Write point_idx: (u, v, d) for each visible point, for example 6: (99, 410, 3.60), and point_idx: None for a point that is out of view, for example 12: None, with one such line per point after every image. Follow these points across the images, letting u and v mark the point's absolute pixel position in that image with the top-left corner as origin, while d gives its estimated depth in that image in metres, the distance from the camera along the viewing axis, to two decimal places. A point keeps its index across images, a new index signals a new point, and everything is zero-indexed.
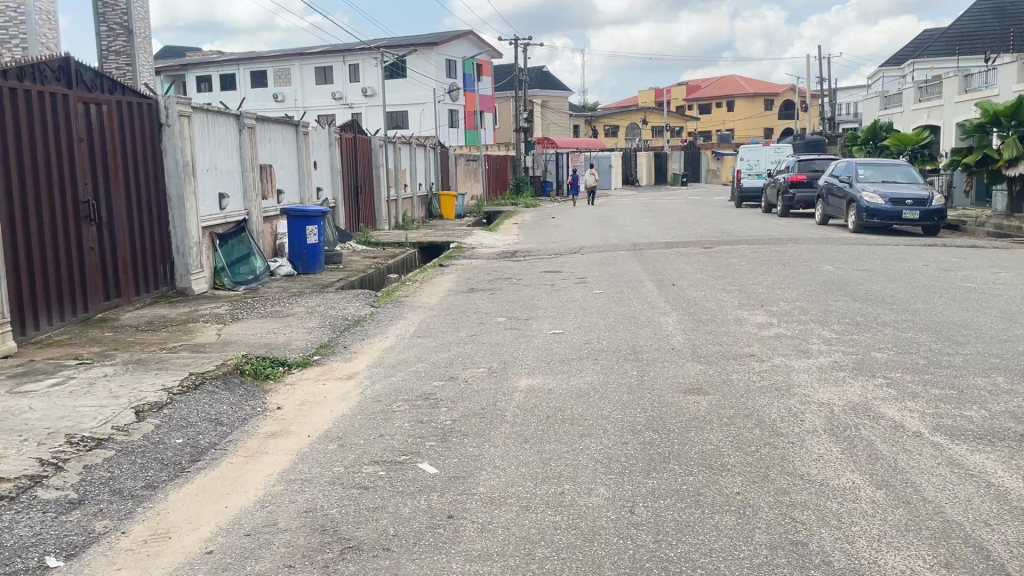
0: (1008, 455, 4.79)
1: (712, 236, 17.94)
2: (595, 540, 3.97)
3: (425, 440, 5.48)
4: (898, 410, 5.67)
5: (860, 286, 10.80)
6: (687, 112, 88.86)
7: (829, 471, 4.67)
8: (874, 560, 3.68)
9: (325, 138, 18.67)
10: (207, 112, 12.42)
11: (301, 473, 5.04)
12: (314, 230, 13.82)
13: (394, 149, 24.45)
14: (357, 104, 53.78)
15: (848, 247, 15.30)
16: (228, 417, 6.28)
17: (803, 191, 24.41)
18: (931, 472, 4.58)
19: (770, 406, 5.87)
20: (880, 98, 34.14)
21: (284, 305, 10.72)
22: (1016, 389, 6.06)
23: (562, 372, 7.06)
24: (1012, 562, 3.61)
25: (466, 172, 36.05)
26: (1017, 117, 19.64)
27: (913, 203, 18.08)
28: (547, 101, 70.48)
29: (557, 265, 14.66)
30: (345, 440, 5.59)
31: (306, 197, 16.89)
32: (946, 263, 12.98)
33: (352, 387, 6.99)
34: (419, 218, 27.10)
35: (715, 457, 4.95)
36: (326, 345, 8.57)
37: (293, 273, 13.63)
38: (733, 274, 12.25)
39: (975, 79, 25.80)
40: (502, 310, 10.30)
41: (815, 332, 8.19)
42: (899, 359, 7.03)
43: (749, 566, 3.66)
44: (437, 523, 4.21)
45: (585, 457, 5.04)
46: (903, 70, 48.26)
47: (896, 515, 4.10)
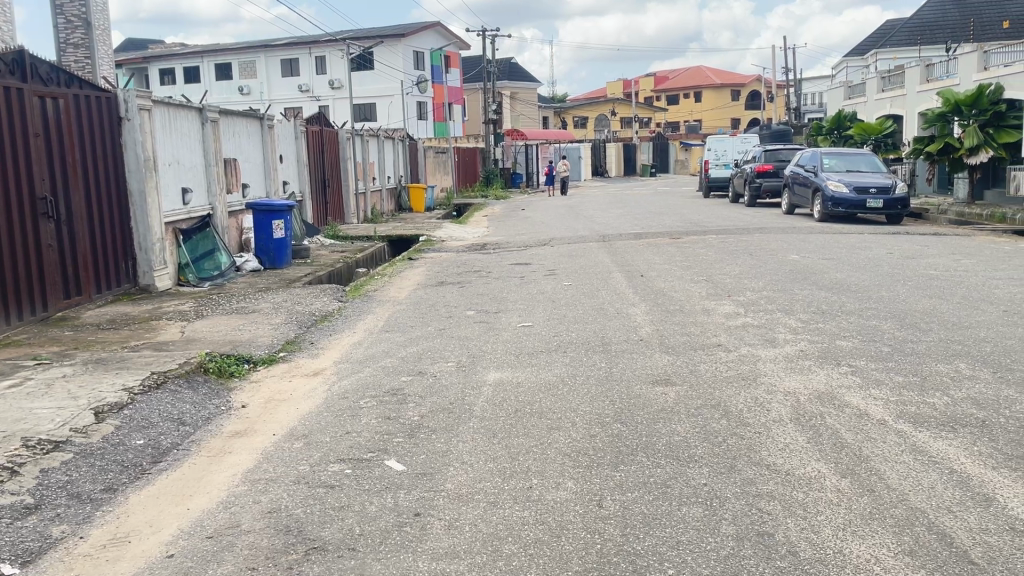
0: (970, 442, 4.85)
1: (680, 228, 18.00)
2: (563, 535, 3.94)
3: (393, 436, 5.43)
4: (863, 398, 5.72)
5: (825, 276, 10.87)
6: (656, 103, 89.34)
7: (795, 461, 4.69)
8: (838, 550, 3.69)
9: (291, 131, 18.45)
10: (169, 106, 12.19)
11: (265, 472, 4.96)
12: (280, 224, 13.64)
13: (362, 142, 24.19)
14: (324, 96, 53.45)
15: (813, 236, 15.44)
16: (192, 416, 6.17)
17: (769, 180, 24.60)
18: (895, 460, 4.63)
19: (736, 397, 5.90)
20: (844, 88, 34.52)
21: (250, 301, 10.56)
22: (978, 374, 6.17)
23: (531, 366, 7.02)
24: (975, 549, 3.65)
25: (434, 165, 35.81)
26: (978, 107, 19.93)
27: (876, 192, 18.30)
28: (516, 93, 70.57)
29: (525, 257, 14.62)
30: (311, 439, 5.50)
31: (272, 191, 16.65)
32: (909, 251, 13.16)
33: (318, 384, 6.89)
34: (388, 212, 26.91)
35: (682, 449, 4.96)
36: (293, 343, 8.42)
37: (259, 269, 13.47)
38: (700, 264, 12.33)
39: (937, 69, 26.08)
40: (471, 303, 10.27)
41: (780, 322, 8.23)
42: (864, 347, 7.10)
43: (717, 560, 3.65)
44: (403, 521, 4.16)
45: (553, 451, 5.02)
46: (865, 60, 48.72)
47: (860, 503, 4.13)
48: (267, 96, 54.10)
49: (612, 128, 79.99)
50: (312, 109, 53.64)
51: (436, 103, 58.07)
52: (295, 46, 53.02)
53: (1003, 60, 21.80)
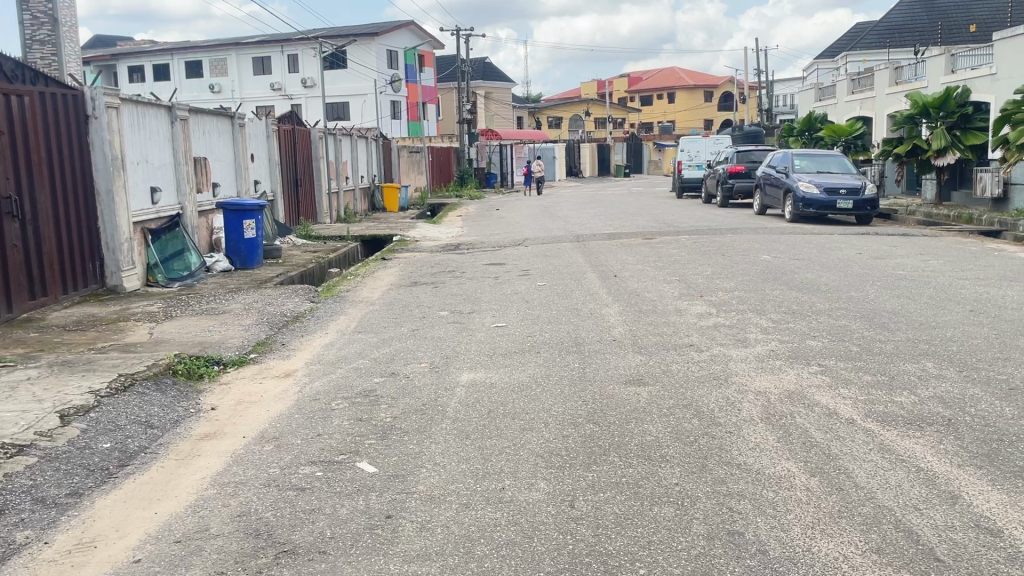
0: (937, 440, 4.92)
1: (653, 228, 18.11)
2: (536, 536, 3.93)
3: (365, 438, 5.39)
4: (832, 397, 5.78)
5: (796, 276, 10.98)
6: (630, 104, 89.73)
7: (765, 460, 4.72)
8: (807, 548, 3.72)
9: (262, 130, 18.28)
10: (137, 103, 12.01)
11: (234, 476, 4.91)
12: (252, 224, 13.51)
13: (335, 141, 24.03)
14: (297, 95, 53.05)
15: (785, 237, 15.59)
16: (160, 418, 6.09)
17: (741, 181, 24.82)
18: (863, 459, 4.68)
19: (707, 396, 5.93)
20: (816, 90, 34.85)
21: (220, 302, 10.44)
22: (945, 374, 6.25)
23: (504, 367, 7.02)
24: (940, 547, 3.69)
25: (408, 164, 35.70)
26: (946, 108, 20.21)
27: (847, 193, 18.51)
28: (491, 93, 70.53)
29: (499, 258, 14.61)
30: (282, 441, 5.46)
31: (243, 190, 16.49)
32: (879, 251, 13.28)
33: (289, 385, 6.84)
34: (361, 211, 26.77)
35: (654, 449, 4.98)
36: (264, 343, 8.36)
37: (230, 269, 13.34)
38: (673, 265, 12.41)
39: (906, 71, 26.38)
40: (445, 304, 10.23)
41: (752, 322, 8.29)
42: (833, 347, 7.18)
43: (687, 560, 3.67)
44: (375, 524, 4.13)
45: (526, 452, 5.02)
46: (835, 62, 49.30)
47: (830, 502, 4.17)
48: (239, 95, 53.63)
49: (586, 128, 80.23)
50: (284, 107, 53.22)
51: (410, 102, 57.89)
52: (267, 44, 52.57)
53: (968, 63, 22.01)
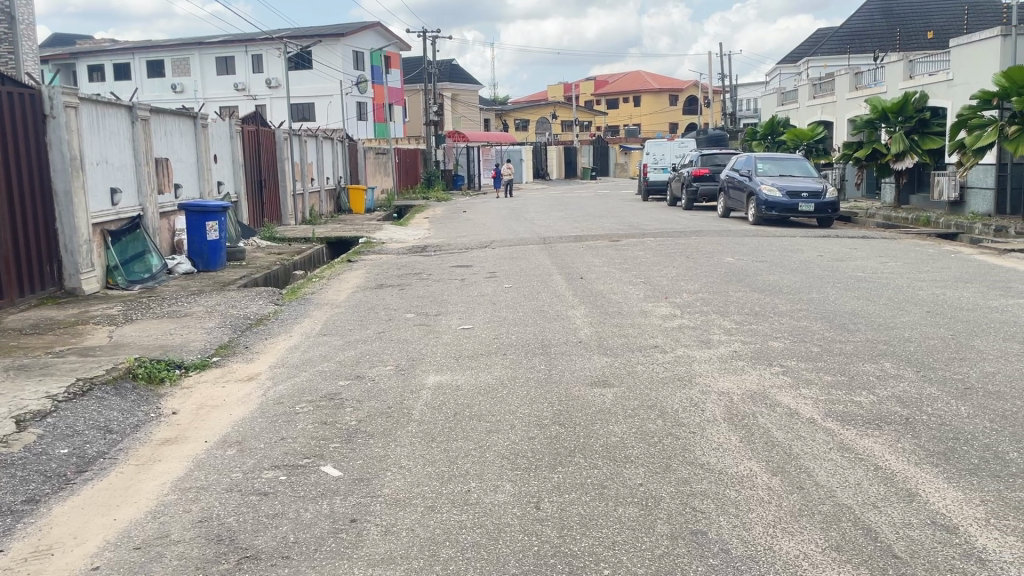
0: (894, 438, 5.02)
1: (619, 230, 18.24)
2: (501, 537, 3.94)
3: (329, 442, 5.35)
4: (793, 397, 5.87)
5: (758, 278, 11.14)
6: (597, 107, 90.26)
7: (728, 460, 4.78)
8: (769, 546, 3.77)
9: (226, 131, 18.05)
10: (96, 103, 11.80)
11: (196, 481, 4.84)
12: (215, 225, 13.35)
13: (300, 142, 23.83)
14: (261, 95, 52.55)
15: (748, 239, 15.81)
16: (119, 423, 5.99)
17: (705, 184, 25.08)
18: (823, 458, 4.75)
19: (672, 397, 5.99)
20: (778, 95, 35.33)
21: (182, 305, 10.30)
22: (902, 374, 6.37)
23: (471, 369, 7.01)
24: (898, 544, 3.76)
25: (375, 166, 35.56)
26: (904, 113, 20.65)
27: (808, 196, 18.79)
28: (458, 95, 70.45)
29: (466, 260, 14.61)
30: (245, 445, 5.40)
31: (206, 191, 16.29)
32: (839, 253, 13.53)
33: (253, 389, 6.76)
34: (327, 213, 26.59)
35: (619, 449, 5.01)
36: (226, 346, 8.26)
37: (193, 271, 13.17)
38: (639, 267, 12.50)
39: (865, 76, 26.82)
40: (411, 306, 10.19)
41: (715, 323, 8.40)
42: (794, 348, 7.28)
43: (651, 559, 3.69)
44: (339, 528, 4.10)
45: (491, 454, 5.02)
46: (797, 68, 50.10)
47: (791, 500, 4.23)
48: (202, 95, 52.95)
49: (553, 131, 80.54)
50: (248, 108, 52.68)
51: (376, 103, 57.63)
52: (231, 44, 51.99)
53: (926, 69, 22.38)
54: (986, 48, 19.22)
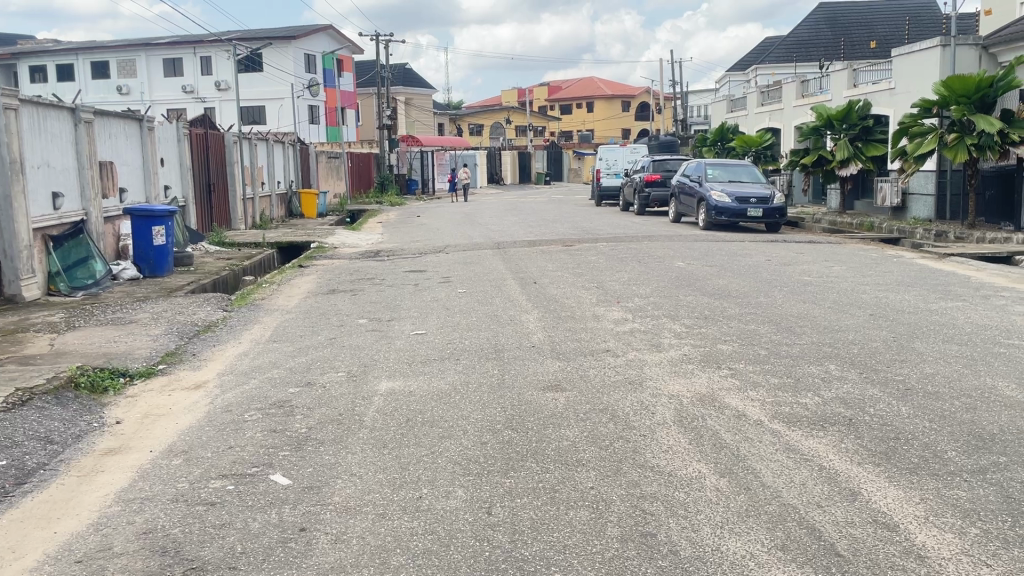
0: (839, 439, 5.13)
1: (573, 235, 18.36)
2: (452, 544, 3.93)
3: (279, 450, 5.28)
4: (741, 399, 5.96)
5: (708, 282, 11.30)
6: (550, 112, 90.73)
7: (677, 462, 4.84)
8: (716, 547, 3.83)
9: (173, 134, 17.72)
10: (37, 105, 11.49)
11: (141, 491, 4.74)
12: (162, 230, 13.09)
13: (250, 146, 23.49)
14: (210, 98, 51.70)
15: (697, 244, 16.02)
16: (61, 433, 5.83)
17: (657, 190, 25.40)
18: (770, 459, 4.84)
19: (623, 401, 6.04)
20: (727, 102, 35.92)
21: (127, 312, 10.08)
22: (846, 375, 6.52)
23: (423, 374, 6.98)
24: (841, 542, 3.85)
25: (327, 170, 35.20)
26: (849, 121, 21.16)
27: (757, 202, 19.15)
28: (411, 99, 70.17)
29: (419, 265, 14.55)
30: (191, 454, 5.30)
31: (152, 195, 15.96)
32: (787, 258, 13.80)
33: (200, 397, 6.65)
34: (278, 217, 26.24)
35: (571, 453, 5.03)
36: (172, 353, 8.10)
37: (139, 277, 12.90)
38: (591, 271, 12.61)
39: (811, 84, 27.40)
40: (363, 312, 10.12)
41: (666, 326, 8.51)
42: (742, 351, 7.40)
43: (601, 562, 3.72)
44: (287, 537, 4.05)
45: (443, 460, 5.00)
46: (745, 75, 51.00)
47: (738, 501, 4.29)
48: (149, 97, 51.84)
49: (507, 136, 80.73)
50: (197, 111, 51.76)
51: (328, 107, 57.12)
52: (178, 45, 51.02)
53: (869, 78, 22.93)
54: (926, 58, 19.79)
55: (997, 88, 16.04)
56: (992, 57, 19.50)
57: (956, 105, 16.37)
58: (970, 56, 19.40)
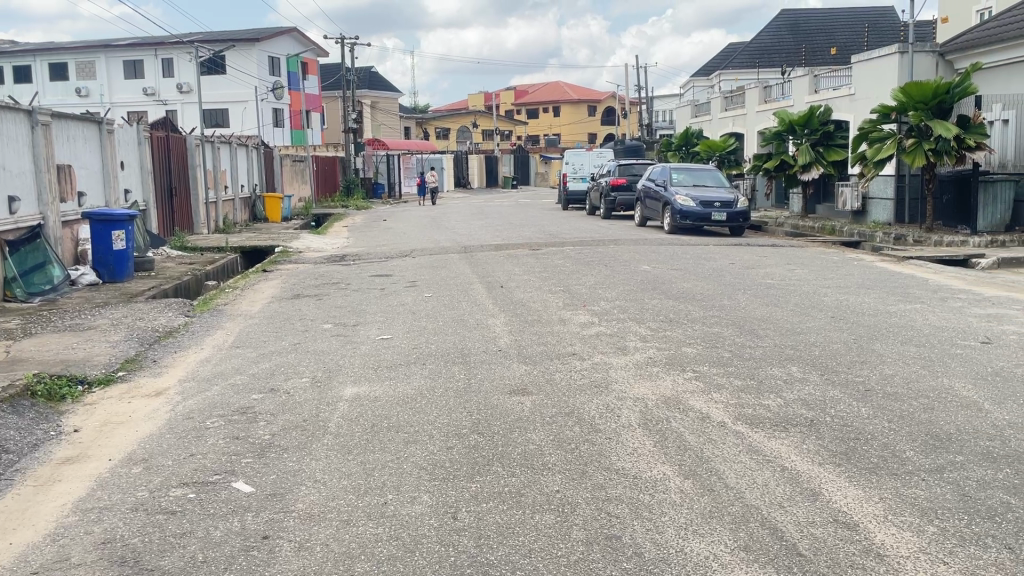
0: (800, 440, 5.20)
1: (539, 239, 18.39)
2: (417, 550, 3.91)
3: (241, 457, 5.21)
4: (705, 402, 6.02)
5: (673, 285, 11.39)
6: (517, 116, 90.92)
7: (642, 465, 4.86)
8: (680, 549, 3.85)
9: (133, 137, 17.44)
10: None
11: (100, 501, 4.65)
12: (122, 235, 12.87)
13: (213, 149, 23.19)
14: (172, 101, 51.00)
15: (662, 248, 16.14)
16: (15, 442, 5.69)
17: (622, 194, 25.57)
18: (733, 460, 4.89)
19: (589, 404, 6.06)
20: (691, 107, 36.29)
21: (86, 318, 9.88)
22: (808, 377, 6.61)
23: (389, 379, 6.94)
24: (802, 542, 3.90)
25: (292, 173, 34.84)
26: (810, 126, 21.49)
27: (721, 206, 19.30)
28: (377, 103, 69.83)
29: (384, 269, 14.45)
30: (151, 462, 5.21)
31: (112, 199, 15.68)
32: (751, 261, 13.96)
33: (161, 404, 6.54)
34: (242, 221, 25.94)
35: (537, 457, 5.04)
36: (132, 360, 7.95)
37: (97, 283, 12.66)
38: (557, 275, 12.64)
39: (773, 90, 27.76)
40: (329, 317, 10.03)
41: (632, 330, 8.55)
42: (706, 353, 7.47)
43: (566, 565, 3.73)
44: (250, 545, 4.00)
45: (409, 465, 4.98)
46: (709, 80, 51.55)
47: (701, 503, 4.33)
48: (109, 99, 51.00)
49: (474, 140, 80.71)
50: (159, 113, 51.02)
51: (293, 110, 56.62)
52: (139, 47, 50.26)
53: (830, 84, 23.30)
54: (884, 65, 20.17)
55: (953, 94, 16.39)
56: (948, 64, 20.00)
57: (913, 111, 16.70)
58: (927, 63, 19.81)
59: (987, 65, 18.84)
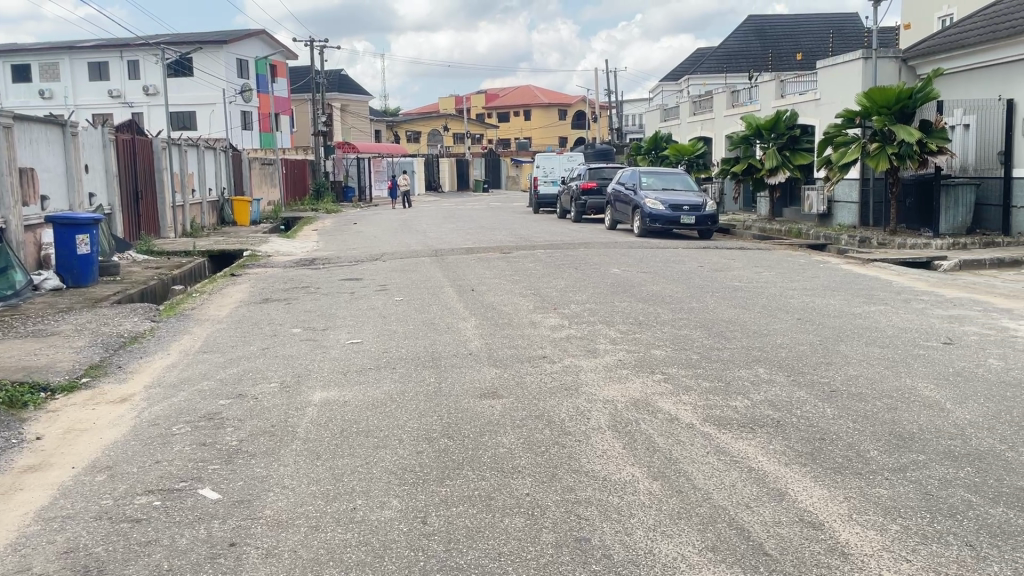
0: (767, 441, 5.25)
1: (510, 242, 18.41)
2: (386, 555, 3.89)
3: (208, 463, 5.16)
4: (674, 403, 6.06)
5: (643, 288, 11.47)
6: (488, 120, 90.97)
7: (611, 467, 4.89)
8: (649, 550, 3.88)
9: (98, 139, 17.18)
10: None
11: (63, 509, 4.57)
12: (86, 239, 12.67)
13: (180, 152, 22.93)
14: (138, 103, 50.35)
15: (632, 251, 16.24)
16: None
17: (593, 198, 25.70)
18: (701, 461, 4.93)
19: (559, 406, 6.08)
20: (660, 111, 36.57)
21: (49, 323, 9.72)
22: (774, 378, 6.69)
23: (359, 384, 6.90)
24: (769, 541, 3.94)
25: (260, 176, 34.56)
26: (777, 130, 21.76)
27: (689, 209, 19.48)
28: (347, 106, 69.49)
29: (355, 273, 14.37)
30: (116, 470, 5.13)
31: (76, 203, 15.43)
32: (719, 264, 14.10)
33: (127, 410, 6.45)
34: (210, 225, 25.66)
35: (507, 460, 5.04)
36: (97, 366, 7.83)
37: (61, 288, 12.45)
38: (528, 278, 12.66)
39: (741, 94, 28.05)
40: (298, 321, 9.96)
41: (602, 332, 8.59)
42: (675, 355, 7.53)
43: (535, 567, 3.74)
44: (216, 553, 3.96)
45: (378, 470, 4.95)
46: (678, 85, 51.98)
47: (670, 504, 4.36)
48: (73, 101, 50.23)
49: (445, 143, 80.63)
50: (124, 116, 50.35)
51: (262, 113, 56.15)
52: (104, 49, 49.56)
53: (796, 89, 23.59)
54: (849, 70, 20.47)
55: (915, 100, 16.65)
56: (911, 70, 20.34)
57: (877, 116, 16.97)
58: (890, 68, 20.14)
59: (948, 71, 19.17)
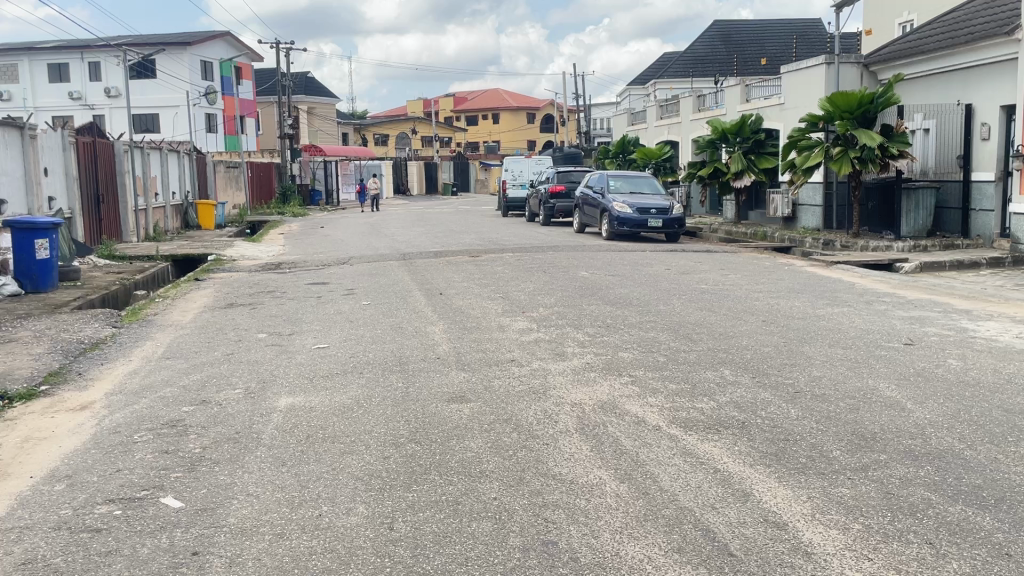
0: (732, 442, 5.30)
1: (479, 245, 18.40)
2: (352, 561, 3.86)
3: (171, 471, 5.08)
4: (641, 406, 6.10)
5: (611, 291, 11.53)
6: (456, 123, 90.90)
7: (578, 470, 4.89)
8: (616, 552, 3.89)
9: (58, 142, 16.87)
10: None
11: (19, 520, 4.46)
12: (45, 243, 12.42)
13: (143, 155, 22.60)
14: (100, 105, 49.54)
15: (600, 254, 16.31)
16: None
17: (561, 201, 25.78)
18: (667, 463, 4.96)
19: (526, 410, 6.08)
20: (628, 115, 36.80)
21: (7, 330, 9.51)
22: (739, 380, 6.75)
23: (326, 389, 6.84)
24: (734, 542, 3.97)
25: (226, 180, 34.17)
26: (742, 135, 22.00)
27: (656, 213, 19.63)
28: (314, 109, 69.00)
29: (322, 277, 14.27)
30: (75, 479, 5.03)
31: (35, 207, 15.12)
32: (685, 267, 14.22)
33: (87, 418, 6.33)
34: (174, 229, 25.32)
35: (475, 464, 5.03)
36: (56, 373, 7.68)
37: (20, 293, 12.19)
38: (497, 282, 12.66)
39: (707, 99, 28.31)
40: (263, 326, 9.85)
41: (570, 336, 8.60)
42: (642, 358, 7.57)
43: (501, 571, 3.74)
44: (178, 562, 3.90)
45: (344, 476, 4.91)
46: (645, 89, 52.35)
47: (636, 506, 4.38)
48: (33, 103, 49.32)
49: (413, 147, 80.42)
50: (86, 118, 49.53)
51: (227, 116, 55.54)
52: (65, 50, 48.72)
53: (761, 94, 23.87)
54: (812, 75, 20.76)
55: (877, 104, 16.94)
56: (872, 75, 20.67)
57: (840, 120, 17.24)
58: (852, 74, 20.47)
59: (908, 77, 19.52)
